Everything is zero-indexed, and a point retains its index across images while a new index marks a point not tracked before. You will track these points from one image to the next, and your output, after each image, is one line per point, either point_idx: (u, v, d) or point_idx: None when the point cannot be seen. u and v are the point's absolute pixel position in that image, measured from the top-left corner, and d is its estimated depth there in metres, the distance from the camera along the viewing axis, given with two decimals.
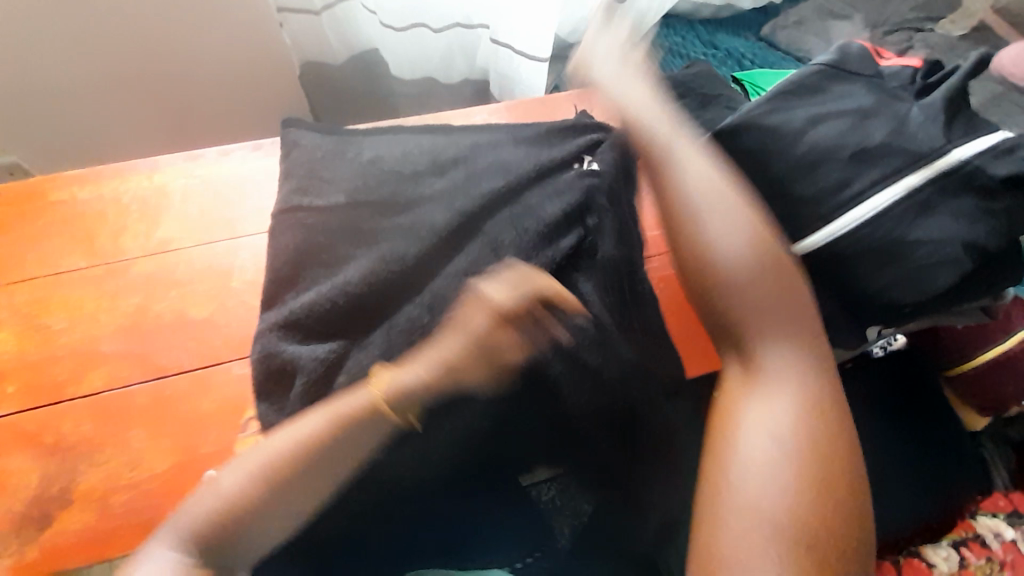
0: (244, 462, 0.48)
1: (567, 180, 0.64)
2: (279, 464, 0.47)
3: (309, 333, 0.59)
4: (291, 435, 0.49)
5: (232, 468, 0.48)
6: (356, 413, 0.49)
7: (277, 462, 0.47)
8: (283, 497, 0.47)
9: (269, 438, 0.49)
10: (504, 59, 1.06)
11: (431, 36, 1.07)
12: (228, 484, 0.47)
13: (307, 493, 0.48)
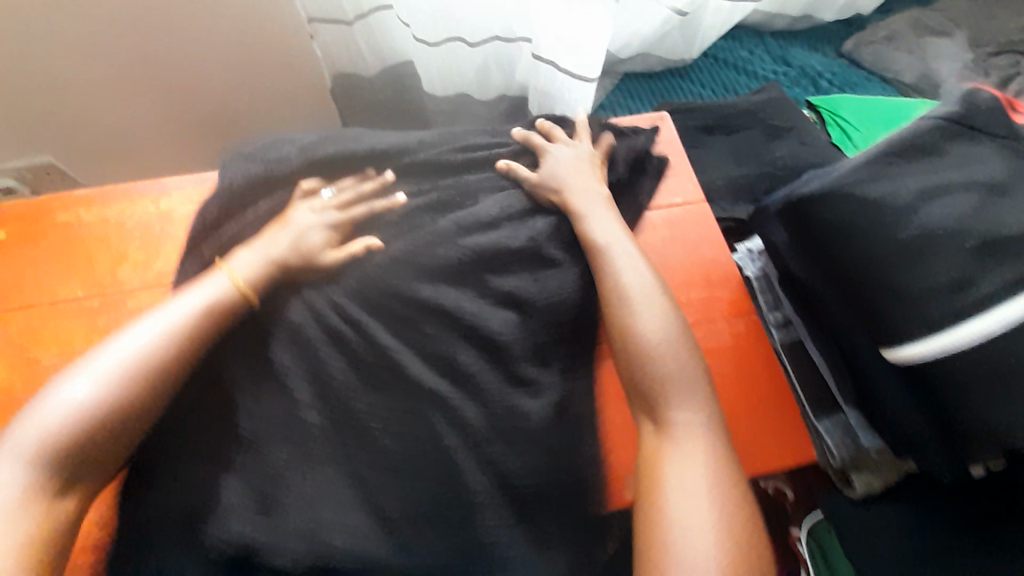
0: (78, 376, 0.48)
1: (490, 198, 0.66)
2: (129, 361, 0.49)
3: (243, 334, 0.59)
4: (149, 328, 0.51)
5: (63, 379, 0.48)
6: (218, 306, 0.54)
7: (142, 334, 0.51)
8: (130, 398, 0.48)
9: (116, 333, 0.51)
10: (545, 76, 0.97)
11: (468, 49, 0.99)
12: (76, 376, 0.48)
13: (169, 348, 0.51)
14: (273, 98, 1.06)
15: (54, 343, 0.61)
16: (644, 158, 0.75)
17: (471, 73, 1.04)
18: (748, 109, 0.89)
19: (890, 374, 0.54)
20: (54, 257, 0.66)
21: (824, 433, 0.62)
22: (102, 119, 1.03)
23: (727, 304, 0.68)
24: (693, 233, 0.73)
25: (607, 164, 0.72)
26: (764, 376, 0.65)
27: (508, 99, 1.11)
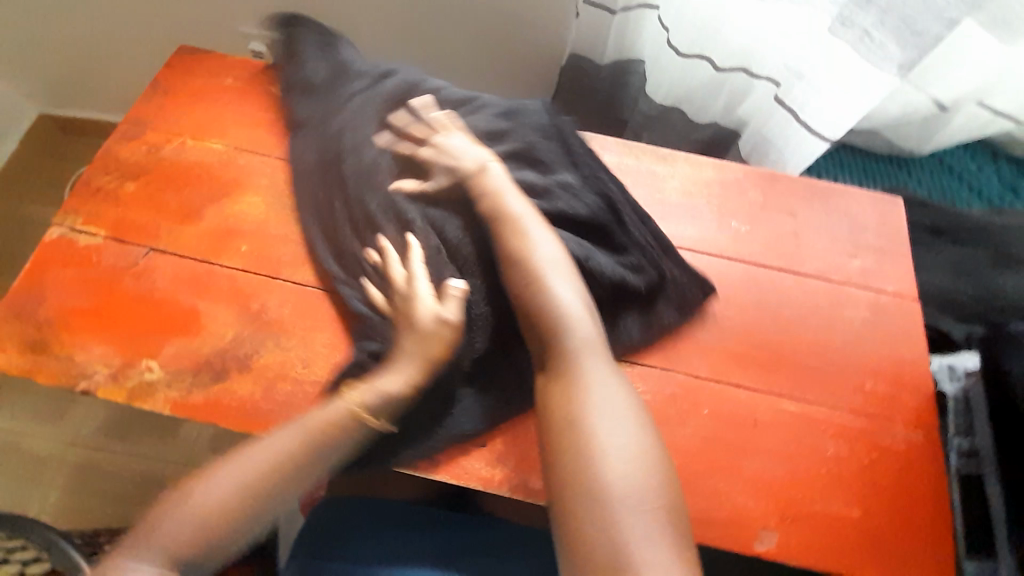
0: (253, 456, 0.54)
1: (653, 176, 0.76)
2: (293, 450, 0.54)
3: (442, 208, 0.68)
4: (292, 439, 0.55)
5: (242, 455, 0.54)
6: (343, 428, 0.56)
7: (311, 432, 0.55)
8: (290, 478, 0.54)
9: (297, 436, 0.55)
10: (777, 121, 0.99)
11: (711, 71, 1.01)
12: (250, 455, 0.54)
13: (333, 447, 0.56)
14: (505, 51, 1.15)
15: (303, 196, 0.69)
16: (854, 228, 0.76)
17: (700, 93, 1.06)
18: (986, 227, 0.83)
19: None
20: (320, 121, 0.74)
21: (968, 570, 0.61)
22: (356, 20, 1.13)
23: (910, 412, 0.65)
24: (895, 327, 0.70)
25: (786, 207, 0.77)
26: (932, 499, 0.61)
27: (716, 128, 1.08)
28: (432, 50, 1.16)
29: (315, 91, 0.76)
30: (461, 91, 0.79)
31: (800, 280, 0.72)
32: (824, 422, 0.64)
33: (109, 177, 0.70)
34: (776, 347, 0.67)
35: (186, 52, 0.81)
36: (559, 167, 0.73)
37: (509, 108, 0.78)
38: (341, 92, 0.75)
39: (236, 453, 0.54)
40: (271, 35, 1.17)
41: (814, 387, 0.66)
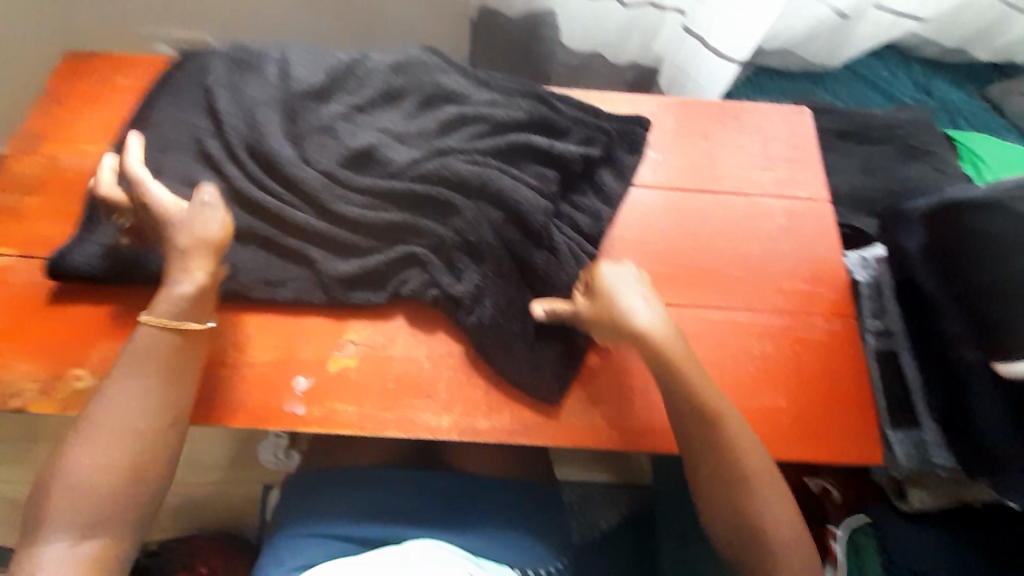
0: (94, 449, 0.51)
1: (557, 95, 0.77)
2: (134, 421, 0.52)
3: (355, 159, 0.68)
4: None
5: (85, 455, 0.50)
6: None
7: (135, 406, 0.53)
8: (153, 442, 0.53)
9: (110, 407, 0.52)
10: (688, 49, 1.01)
11: (618, 9, 1.02)
12: (92, 450, 0.51)
13: (164, 407, 0.54)
14: (417, 19, 1.14)
15: (203, 177, 0.65)
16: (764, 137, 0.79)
17: (614, 33, 1.07)
18: (890, 123, 0.87)
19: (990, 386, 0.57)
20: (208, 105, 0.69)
21: (894, 441, 0.64)
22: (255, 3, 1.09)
23: (829, 303, 0.69)
24: (810, 228, 0.74)
25: (694, 118, 0.80)
26: (853, 379, 0.66)
27: (635, 68, 1.10)
28: (341, 27, 1.14)
29: (188, 74, 0.72)
30: (343, 56, 0.77)
31: (718, 197, 0.74)
32: (753, 326, 0.67)
33: (8, 193, 0.68)
34: (699, 265, 0.68)
35: (72, 56, 0.78)
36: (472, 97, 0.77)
37: (400, 63, 0.78)
38: (215, 69, 0.71)
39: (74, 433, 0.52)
40: (174, 33, 1.14)
41: (741, 295, 0.68)
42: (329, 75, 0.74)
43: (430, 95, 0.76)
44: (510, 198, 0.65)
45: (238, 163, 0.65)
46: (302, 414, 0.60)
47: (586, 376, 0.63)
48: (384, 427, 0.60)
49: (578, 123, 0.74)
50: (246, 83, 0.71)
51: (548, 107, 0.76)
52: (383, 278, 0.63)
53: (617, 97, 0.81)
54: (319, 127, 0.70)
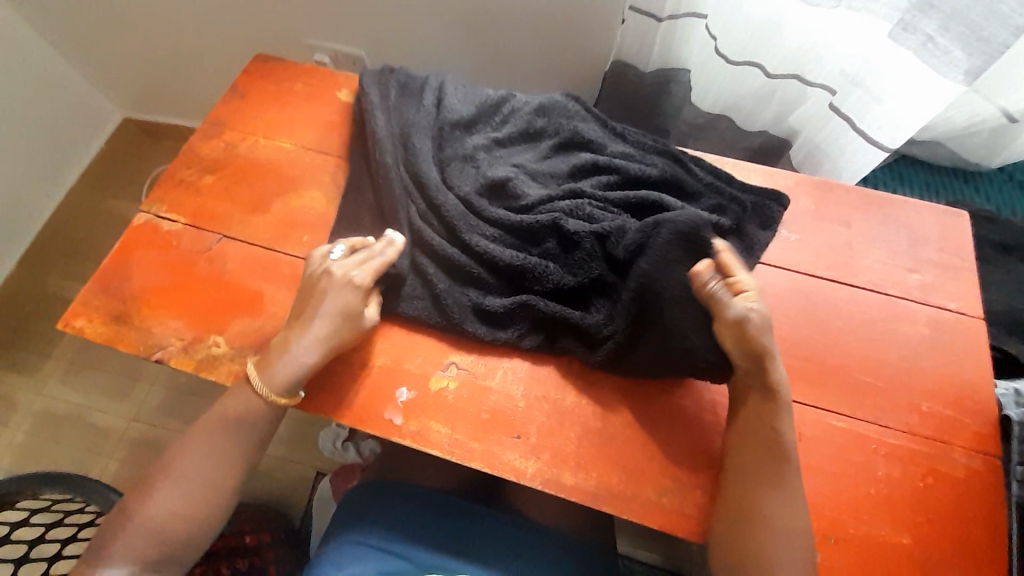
0: (163, 495, 0.60)
1: (693, 155, 0.76)
2: (195, 480, 0.61)
3: (490, 192, 0.72)
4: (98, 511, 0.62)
5: (158, 494, 0.60)
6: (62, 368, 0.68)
7: (198, 467, 0.61)
8: (203, 504, 0.60)
9: (183, 463, 0.61)
10: (832, 129, 0.97)
11: (761, 79, 1.00)
12: (160, 498, 0.60)
13: (228, 456, 0.62)
14: (552, 62, 1.19)
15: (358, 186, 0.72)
16: (914, 236, 0.74)
17: (751, 101, 1.05)
18: None
19: None
20: (370, 124, 0.76)
21: None
22: (410, 30, 1.19)
23: (969, 435, 0.62)
24: (957, 345, 0.66)
25: (837, 203, 0.76)
26: (989, 528, 0.58)
27: (766, 138, 1.07)
28: (481, 59, 1.22)
29: (359, 92, 0.79)
30: (492, 93, 0.82)
31: (853, 292, 0.69)
32: (875, 440, 0.62)
33: (190, 171, 0.78)
34: (820, 361, 0.65)
35: (260, 60, 0.89)
36: (607, 144, 0.77)
37: (542, 102, 0.81)
38: (384, 92, 0.79)
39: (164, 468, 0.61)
40: (335, 47, 1.27)
41: (864, 403, 0.63)
42: (478, 109, 0.79)
43: (567, 137, 0.77)
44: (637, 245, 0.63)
45: (388, 179, 0.71)
46: (398, 424, 0.62)
47: (683, 453, 0.60)
48: (470, 456, 0.60)
49: (711, 188, 0.72)
50: (406, 109, 0.77)
51: (682, 167, 0.75)
52: (502, 309, 0.65)
53: (755, 167, 0.78)
54: (461, 156, 0.74)
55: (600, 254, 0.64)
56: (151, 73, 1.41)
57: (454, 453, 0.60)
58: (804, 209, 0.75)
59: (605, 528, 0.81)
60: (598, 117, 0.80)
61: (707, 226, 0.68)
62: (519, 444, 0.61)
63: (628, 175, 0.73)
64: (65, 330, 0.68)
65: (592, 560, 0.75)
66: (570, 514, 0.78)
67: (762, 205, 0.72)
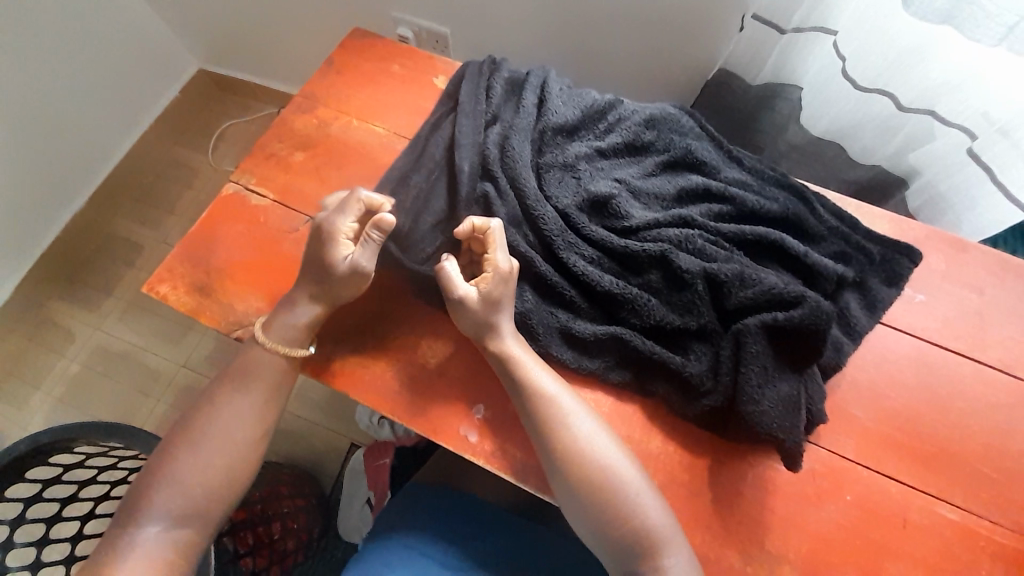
0: (197, 449, 0.56)
1: (816, 192, 0.70)
2: (228, 431, 0.58)
3: (592, 208, 0.67)
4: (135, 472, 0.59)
5: (192, 446, 0.56)
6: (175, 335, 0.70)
7: (229, 416, 0.58)
8: (240, 452, 0.58)
9: (217, 412, 0.58)
10: (963, 174, 0.89)
11: (889, 110, 0.91)
12: (186, 451, 0.56)
13: (260, 409, 0.60)
14: (649, 62, 1.12)
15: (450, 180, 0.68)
16: None
17: (870, 132, 0.96)
18: None
19: None
20: (469, 118, 0.71)
21: None
22: (503, 14, 1.13)
23: None
24: None
25: (971, 264, 0.68)
26: None
27: (875, 173, 0.99)
28: (574, 49, 1.15)
29: (461, 81, 0.75)
30: (600, 96, 0.76)
31: (978, 368, 0.63)
32: (987, 537, 0.56)
33: (281, 145, 0.76)
34: (934, 442, 0.59)
35: (358, 35, 0.85)
36: (721, 169, 0.71)
37: (654, 113, 0.75)
38: (489, 84, 0.74)
39: (197, 422, 0.58)
40: (422, 23, 1.23)
41: (980, 495, 0.57)
42: (584, 114, 0.74)
43: (677, 156, 0.72)
44: (757, 289, 0.57)
45: (485, 180, 0.67)
46: (473, 443, 0.59)
47: (771, 523, 0.56)
48: (546, 488, 0.58)
49: (836, 234, 0.66)
50: (511, 106, 0.73)
51: (804, 205, 0.68)
52: (594, 338, 0.60)
53: (883, 213, 0.71)
54: (563, 163, 0.69)
55: (712, 292, 0.59)
56: (233, 26, 1.39)
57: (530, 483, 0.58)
58: (933, 265, 0.68)
59: None
60: (714, 137, 0.74)
61: (829, 276, 0.62)
62: None
63: (744, 208, 0.67)
64: (150, 293, 0.68)
65: None
66: None
67: (889, 259, 0.65)
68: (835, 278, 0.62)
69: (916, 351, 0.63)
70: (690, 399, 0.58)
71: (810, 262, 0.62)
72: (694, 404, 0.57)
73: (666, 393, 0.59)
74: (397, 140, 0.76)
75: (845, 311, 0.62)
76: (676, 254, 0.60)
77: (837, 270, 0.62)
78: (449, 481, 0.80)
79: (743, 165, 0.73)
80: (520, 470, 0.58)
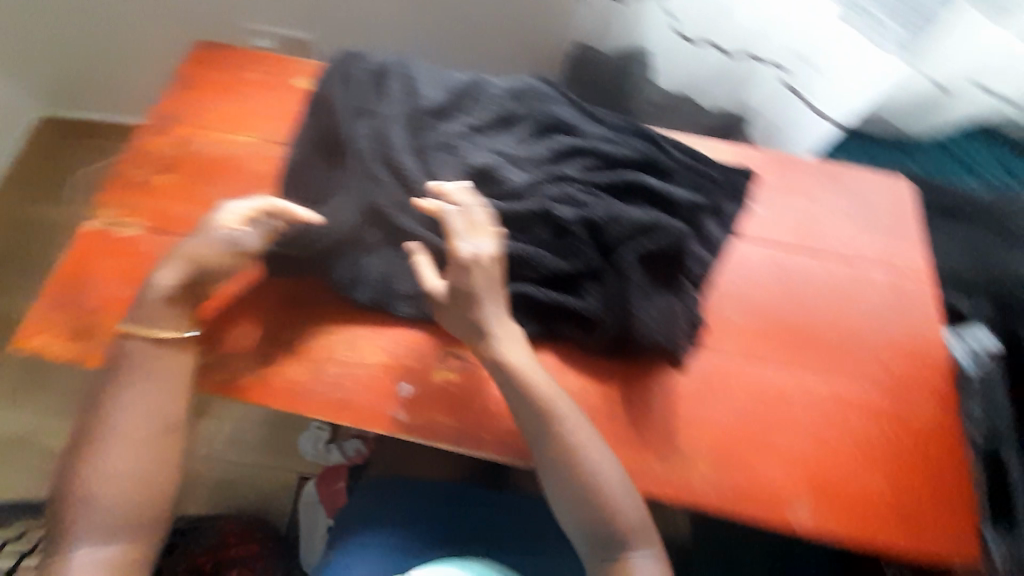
0: (104, 464, 0.56)
1: (666, 137, 0.80)
2: (129, 438, 0.57)
3: (475, 180, 0.71)
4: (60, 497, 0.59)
5: (98, 463, 0.56)
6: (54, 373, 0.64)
7: (126, 424, 0.57)
8: (149, 457, 0.58)
9: (111, 424, 0.57)
10: (787, 104, 1.05)
11: (720, 58, 1.06)
12: (91, 466, 0.56)
13: (155, 411, 0.58)
14: (516, 45, 1.18)
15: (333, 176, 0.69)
16: (868, 204, 0.81)
17: (711, 80, 1.10)
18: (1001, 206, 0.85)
19: None
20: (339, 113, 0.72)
21: (992, 544, 0.58)
22: (366, 15, 1.14)
23: (933, 389, 0.65)
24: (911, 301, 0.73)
25: (798, 176, 0.81)
26: (954, 464, 0.61)
27: (725, 116, 1.13)
28: (443, 41, 1.18)
29: (324, 81, 0.76)
30: (465, 78, 0.81)
31: (817, 257, 0.75)
32: (847, 396, 0.65)
33: (143, 170, 0.72)
34: (794, 324, 0.70)
35: (210, 48, 0.82)
36: (585, 128, 0.79)
37: (517, 87, 0.81)
38: (354, 80, 0.75)
39: (94, 440, 0.57)
40: (284, 33, 1.19)
41: (836, 358, 0.68)
42: (453, 96, 0.77)
43: (545, 122, 0.78)
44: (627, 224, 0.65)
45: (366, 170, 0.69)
46: (402, 421, 0.61)
47: (680, 422, 0.63)
48: (480, 445, 0.61)
49: (687, 168, 0.76)
50: (379, 97, 0.74)
51: (658, 149, 0.78)
52: (497, 297, 0.64)
53: (723, 146, 0.83)
54: (440, 143, 0.73)
55: (592, 235, 0.65)
56: (69, 61, 1.27)
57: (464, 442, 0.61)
58: (769, 182, 0.80)
59: None
60: (574, 101, 0.82)
61: (685, 204, 0.71)
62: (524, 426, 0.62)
63: (608, 158, 0.75)
64: (19, 348, 0.62)
65: None
66: None
67: (731, 183, 0.76)
68: (691, 205, 0.72)
69: (769, 253, 0.74)
70: (591, 332, 0.64)
71: (668, 195, 0.71)
72: (594, 336, 0.64)
73: (570, 332, 0.64)
74: (272, 147, 0.75)
75: (705, 233, 0.72)
76: (555, 207, 0.66)
77: (691, 198, 0.72)
78: (398, 472, 0.81)
79: (604, 123, 0.81)
80: (452, 434, 0.61)
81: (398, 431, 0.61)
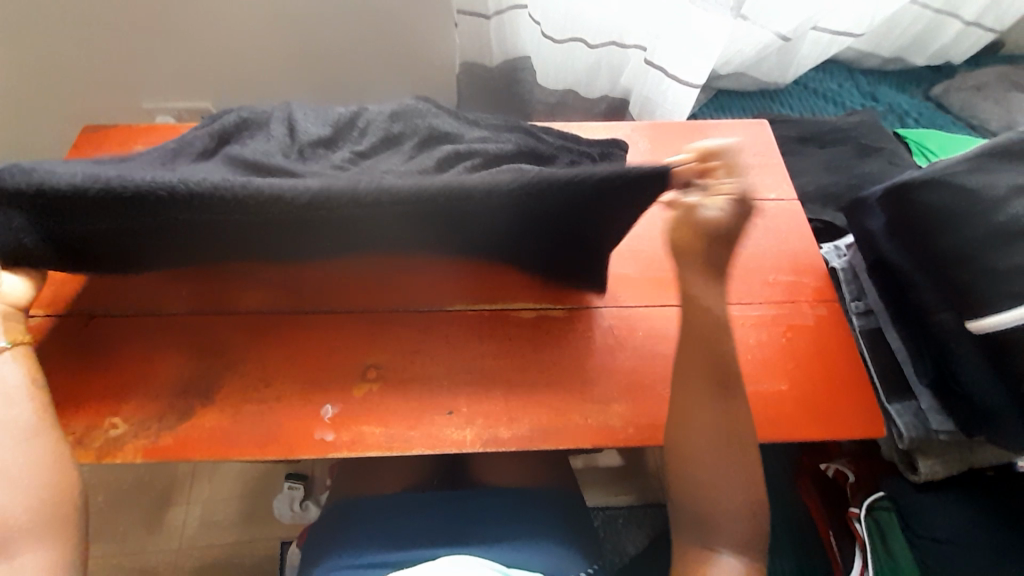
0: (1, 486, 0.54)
1: (545, 131, 0.85)
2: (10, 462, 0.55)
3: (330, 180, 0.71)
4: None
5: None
6: None
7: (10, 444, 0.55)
8: (40, 474, 0.55)
9: None
10: (653, 80, 1.13)
11: (587, 50, 1.13)
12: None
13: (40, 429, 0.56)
14: (404, 74, 1.21)
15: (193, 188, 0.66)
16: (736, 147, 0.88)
17: (586, 74, 1.18)
18: (843, 128, 0.97)
19: (972, 342, 0.59)
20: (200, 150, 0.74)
21: (896, 414, 0.66)
22: (253, 73, 1.16)
23: (813, 291, 0.73)
24: (785, 223, 0.80)
25: (667, 136, 0.89)
26: (851, 355, 0.68)
27: (609, 100, 1.22)
28: (334, 84, 1.21)
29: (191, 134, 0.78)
30: (344, 110, 0.84)
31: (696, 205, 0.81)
32: (741, 317, 0.71)
33: None
34: None
35: (90, 133, 0.84)
36: (464, 132, 0.84)
37: (394, 109, 0.85)
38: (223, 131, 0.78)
39: None
40: (176, 106, 1.19)
41: (730, 288, 0.73)
42: (334, 127, 0.81)
43: (425, 135, 0.82)
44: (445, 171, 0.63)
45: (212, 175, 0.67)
46: (331, 440, 0.62)
47: (598, 377, 0.67)
48: (412, 444, 0.62)
49: (563, 150, 0.81)
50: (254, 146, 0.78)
51: (534, 138, 0.83)
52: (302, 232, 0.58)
53: (596, 125, 0.90)
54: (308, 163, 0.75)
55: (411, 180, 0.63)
56: None
57: (396, 445, 0.62)
58: (640, 147, 0.87)
59: (571, 475, 0.85)
60: (451, 113, 0.87)
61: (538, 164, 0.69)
62: (454, 416, 0.64)
63: (488, 154, 0.79)
64: None
65: (569, 509, 0.79)
66: (535, 473, 0.83)
67: (608, 154, 0.82)
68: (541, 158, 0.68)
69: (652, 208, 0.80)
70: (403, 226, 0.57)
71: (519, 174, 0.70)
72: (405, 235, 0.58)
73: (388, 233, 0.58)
74: None
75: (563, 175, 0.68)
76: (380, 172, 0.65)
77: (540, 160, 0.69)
78: (355, 494, 0.81)
79: (480, 125, 0.86)
80: (381, 442, 0.62)
81: (330, 450, 0.62)
